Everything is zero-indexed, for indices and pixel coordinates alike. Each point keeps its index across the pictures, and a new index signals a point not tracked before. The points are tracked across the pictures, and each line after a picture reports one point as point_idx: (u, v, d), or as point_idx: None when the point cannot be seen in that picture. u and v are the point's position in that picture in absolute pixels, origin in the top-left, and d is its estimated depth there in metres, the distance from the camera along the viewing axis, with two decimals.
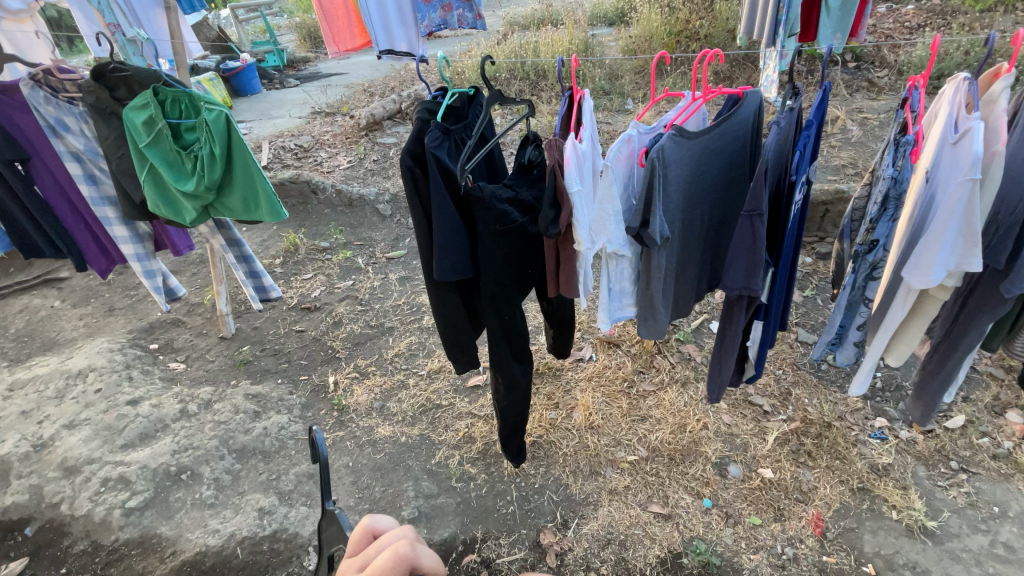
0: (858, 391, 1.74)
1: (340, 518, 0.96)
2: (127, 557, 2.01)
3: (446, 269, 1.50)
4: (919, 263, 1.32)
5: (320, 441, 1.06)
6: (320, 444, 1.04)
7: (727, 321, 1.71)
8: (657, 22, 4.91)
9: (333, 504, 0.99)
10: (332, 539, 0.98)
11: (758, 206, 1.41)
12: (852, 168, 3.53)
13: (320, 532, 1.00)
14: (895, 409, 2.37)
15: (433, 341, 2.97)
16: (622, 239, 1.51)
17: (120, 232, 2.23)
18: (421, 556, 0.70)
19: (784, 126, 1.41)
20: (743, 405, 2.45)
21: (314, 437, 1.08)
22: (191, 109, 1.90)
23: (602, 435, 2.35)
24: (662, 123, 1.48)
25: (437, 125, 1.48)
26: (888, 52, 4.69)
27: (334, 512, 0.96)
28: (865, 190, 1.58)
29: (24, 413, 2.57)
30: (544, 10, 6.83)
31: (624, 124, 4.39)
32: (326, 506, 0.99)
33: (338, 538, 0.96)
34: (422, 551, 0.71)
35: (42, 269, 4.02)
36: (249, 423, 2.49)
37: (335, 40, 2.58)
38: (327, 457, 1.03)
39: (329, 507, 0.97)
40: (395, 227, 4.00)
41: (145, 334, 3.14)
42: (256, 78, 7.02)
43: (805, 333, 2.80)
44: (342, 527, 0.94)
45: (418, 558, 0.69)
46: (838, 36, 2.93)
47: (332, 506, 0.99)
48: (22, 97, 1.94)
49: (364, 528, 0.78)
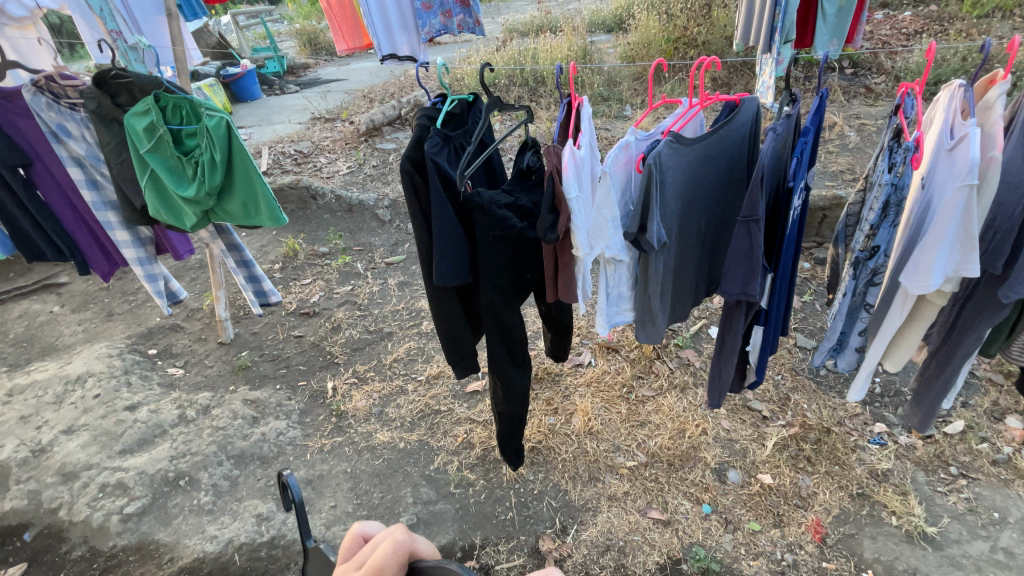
0: (857, 397, 1.75)
1: (321, 549, 0.95)
2: (125, 563, 2.00)
3: (446, 274, 1.51)
4: (918, 268, 1.33)
5: (292, 484, 1.06)
6: (292, 488, 1.03)
7: (726, 327, 1.71)
8: (655, 29, 4.95)
9: (312, 539, 0.99)
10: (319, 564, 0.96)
11: (755, 212, 1.41)
12: (849, 174, 3.55)
13: (305, 561, 0.98)
14: (894, 414, 2.37)
15: (432, 347, 2.97)
16: (619, 245, 1.52)
17: (121, 236, 2.23)
18: (419, 545, 0.71)
19: (781, 132, 1.41)
20: (741, 410, 2.45)
21: (285, 481, 1.07)
22: (192, 115, 1.91)
23: (601, 441, 2.35)
24: (659, 129, 1.49)
25: (437, 131, 1.49)
26: (885, 58, 4.73)
27: (321, 546, 0.94)
28: (859, 195, 1.57)
29: (22, 418, 2.56)
30: (543, 17, 6.88)
31: (622, 130, 4.42)
32: (305, 542, 0.99)
33: (323, 564, 0.95)
34: (422, 544, 0.72)
35: (42, 275, 4.03)
36: (247, 429, 2.49)
37: (344, 39, 2.62)
38: (300, 498, 1.02)
39: (314, 542, 0.96)
40: (394, 233, 4.01)
41: (145, 339, 3.14)
42: (256, 84, 7.05)
43: (803, 338, 2.80)
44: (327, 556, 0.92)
45: (416, 546, 0.71)
46: (835, 43, 2.95)
47: (312, 541, 0.98)
48: (24, 102, 1.94)
49: (355, 533, 0.77)
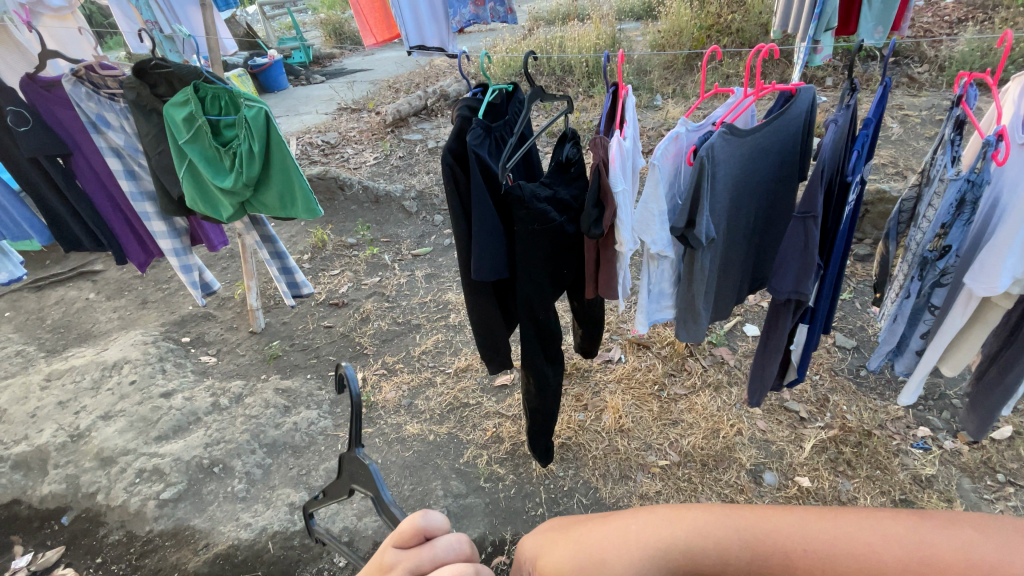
0: (908, 401, 1.68)
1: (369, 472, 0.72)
2: (161, 548, 2.04)
3: (484, 269, 1.49)
4: (984, 269, 1.27)
5: (348, 372, 0.78)
6: (351, 377, 0.75)
7: (772, 325, 1.66)
8: (687, 16, 4.83)
9: (362, 448, 0.76)
10: (353, 474, 0.77)
11: (812, 208, 1.36)
12: (892, 167, 3.42)
13: (340, 456, 0.79)
14: (939, 418, 2.28)
15: (460, 340, 2.96)
16: (665, 240, 1.48)
17: (158, 227, 2.26)
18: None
19: (843, 124, 1.33)
20: (778, 410, 2.39)
21: (340, 368, 0.80)
22: (231, 105, 1.91)
23: (632, 439, 2.32)
24: (710, 120, 1.42)
25: (479, 122, 1.44)
26: (929, 47, 4.55)
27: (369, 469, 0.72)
28: (915, 189, 1.49)
29: (61, 403, 2.62)
30: (569, 4, 6.74)
31: (653, 121, 4.33)
32: (350, 447, 0.76)
33: (356, 476, 0.77)
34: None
35: (77, 262, 4.13)
36: (280, 417, 2.52)
37: (373, 32, 2.69)
38: (359, 394, 0.73)
39: (360, 456, 0.74)
40: (421, 224, 4.00)
41: (177, 327, 3.20)
42: (283, 74, 7.08)
43: (843, 338, 2.72)
44: (375, 487, 0.72)
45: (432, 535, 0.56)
46: (880, 30, 2.73)
47: (362, 452, 0.76)
48: (64, 92, 1.96)
49: (412, 522, 0.56)
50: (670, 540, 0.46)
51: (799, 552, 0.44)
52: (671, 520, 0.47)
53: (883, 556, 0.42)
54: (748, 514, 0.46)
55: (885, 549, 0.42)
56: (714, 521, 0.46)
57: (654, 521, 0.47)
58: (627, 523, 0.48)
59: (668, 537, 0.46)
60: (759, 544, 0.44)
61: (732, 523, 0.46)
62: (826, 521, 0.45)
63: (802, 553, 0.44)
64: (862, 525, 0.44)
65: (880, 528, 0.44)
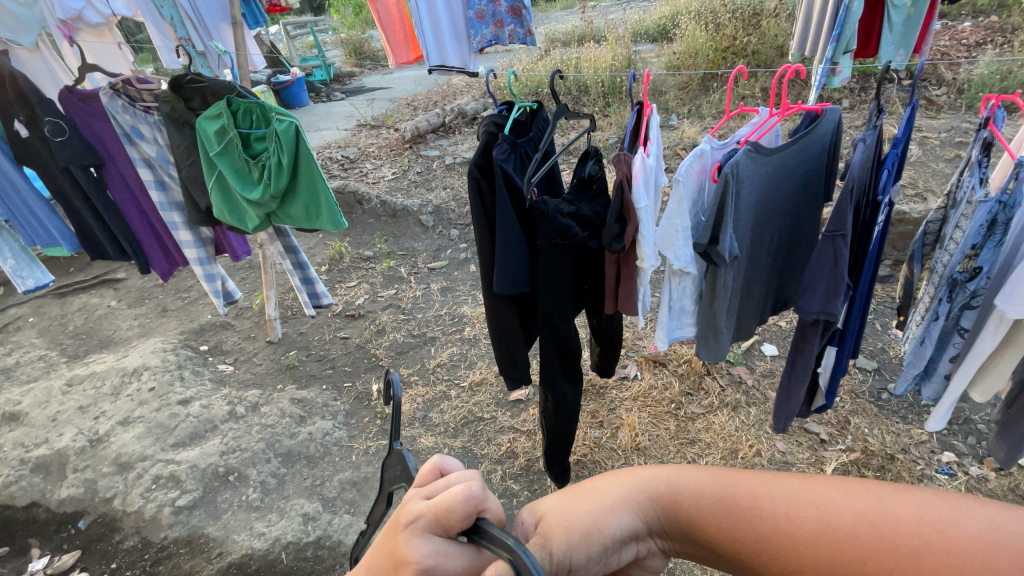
0: (937, 427, 1.64)
1: (403, 458, 0.66)
2: (175, 556, 2.03)
3: (506, 283, 1.50)
4: (1017, 290, 1.25)
5: (394, 379, 0.75)
6: (395, 380, 0.72)
7: (798, 346, 1.64)
8: (702, 39, 4.88)
9: (399, 444, 0.69)
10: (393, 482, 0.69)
11: (841, 226, 1.36)
12: (912, 188, 3.41)
13: (380, 465, 0.70)
14: (964, 443, 2.23)
15: (475, 353, 2.97)
16: (689, 257, 1.48)
17: (184, 237, 2.31)
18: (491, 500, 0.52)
19: (870, 143, 1.33)
20: (797, 432, 2.34)
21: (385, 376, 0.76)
22: (262, 119, 1.97)
23: (649, 457, 2.28)
24: (735, 138, 1.44)
25: (505, 138, 1.47)
26: (946, 70, 4.57)
27: (405, 454, 0.66)
28: (940, 211, 1.49)
29: (81, 408, 2.66)
30: (585, 27, 6.89)
31: (668, 140, 4.37)
32: (388, 446, 0.69)
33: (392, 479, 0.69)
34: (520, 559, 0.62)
35: (101, 271, 4.21)
36: (295, 427, 2.53)
37: (394, 53, 2.76)
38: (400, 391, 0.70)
39: (397, 446, 0.67)
40: (437, 238, 4.04)
41: (196, 335, 3.26)
42: (304, 91, 7.28)
43: (863, 359, 2.68)
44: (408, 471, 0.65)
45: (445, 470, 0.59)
46: (900, 52, 2.76)
47: (400, 446, 0.68)
48: (100, 104, 2.03)
49: (431, 469, 0.59)
50: (659, 476, 0.66)
51: (766, 498, 0.60)
52: (661, 468, 0.68)
53: (836, 505, 0.57)
54: (728, 471, 0.65)
55: (843, 503, 0.57)
56: (700, 472, 0.65)
57: (647, 470, 0.68)
58: (618, 476, 0.68)
59: (654, 475, 0.67)
60: (730, 485, 0.62)
61: (714, 475, 0.65)
62: (792, 481, 0.61)
63: (768, 499, 0.60)
64: (823, 486, 0.59)
65: (839, 489, 0.58)
